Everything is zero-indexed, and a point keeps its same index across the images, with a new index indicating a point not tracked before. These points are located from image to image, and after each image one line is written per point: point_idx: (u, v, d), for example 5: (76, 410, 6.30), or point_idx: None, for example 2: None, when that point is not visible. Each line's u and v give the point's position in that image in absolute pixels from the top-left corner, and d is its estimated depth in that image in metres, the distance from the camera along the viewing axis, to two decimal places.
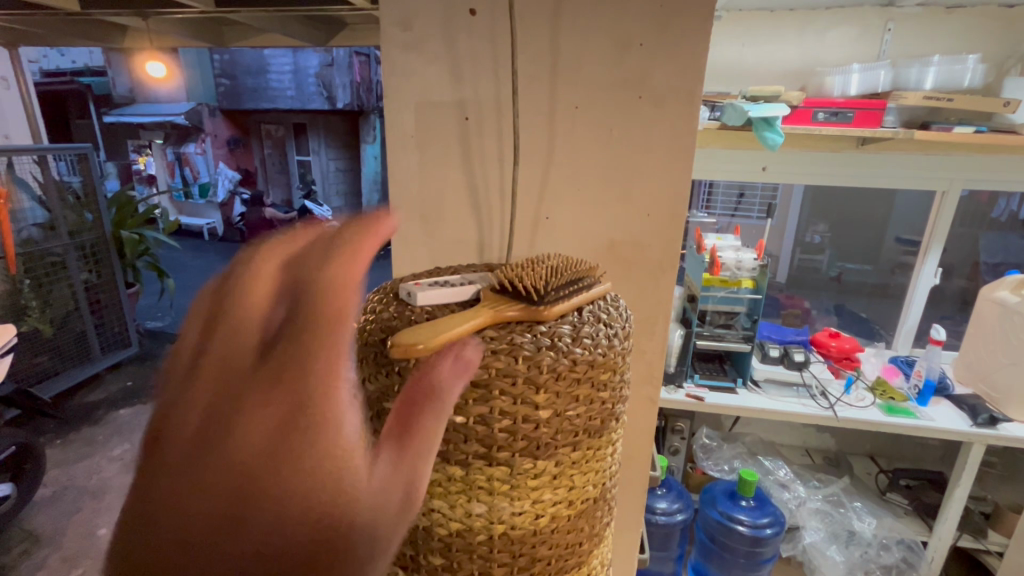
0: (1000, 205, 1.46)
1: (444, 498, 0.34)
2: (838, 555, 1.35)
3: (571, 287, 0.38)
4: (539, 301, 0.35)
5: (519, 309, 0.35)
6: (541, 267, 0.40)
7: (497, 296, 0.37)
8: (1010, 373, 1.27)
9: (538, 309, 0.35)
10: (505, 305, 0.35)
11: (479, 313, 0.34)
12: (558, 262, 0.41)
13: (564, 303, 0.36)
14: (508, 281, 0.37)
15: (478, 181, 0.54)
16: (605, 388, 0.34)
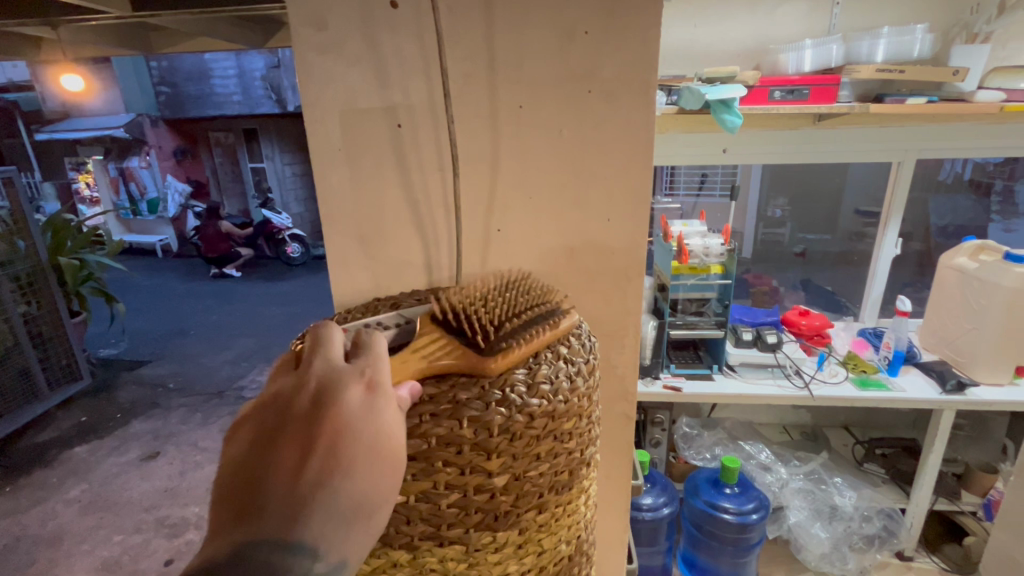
0: (945, 167, 1.47)
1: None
2: (823, 531, 1.36)
3: (532, 330, 0.35)
4: (488, 352, 0.32)
5: (465, 358, 0.32)
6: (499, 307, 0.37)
7: (445, 336, 0.34)
8: (974, 337, 1.29)
9: (484, 358, 0.32)
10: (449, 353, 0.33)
11: (409, 355, 0.33)
12: (524, 298, 0.38)
13: (518, 349, 0.33)
14: (456, 320, 0.35)
15: (420, 196, 0.48)
16: (570, 437, 0.33)
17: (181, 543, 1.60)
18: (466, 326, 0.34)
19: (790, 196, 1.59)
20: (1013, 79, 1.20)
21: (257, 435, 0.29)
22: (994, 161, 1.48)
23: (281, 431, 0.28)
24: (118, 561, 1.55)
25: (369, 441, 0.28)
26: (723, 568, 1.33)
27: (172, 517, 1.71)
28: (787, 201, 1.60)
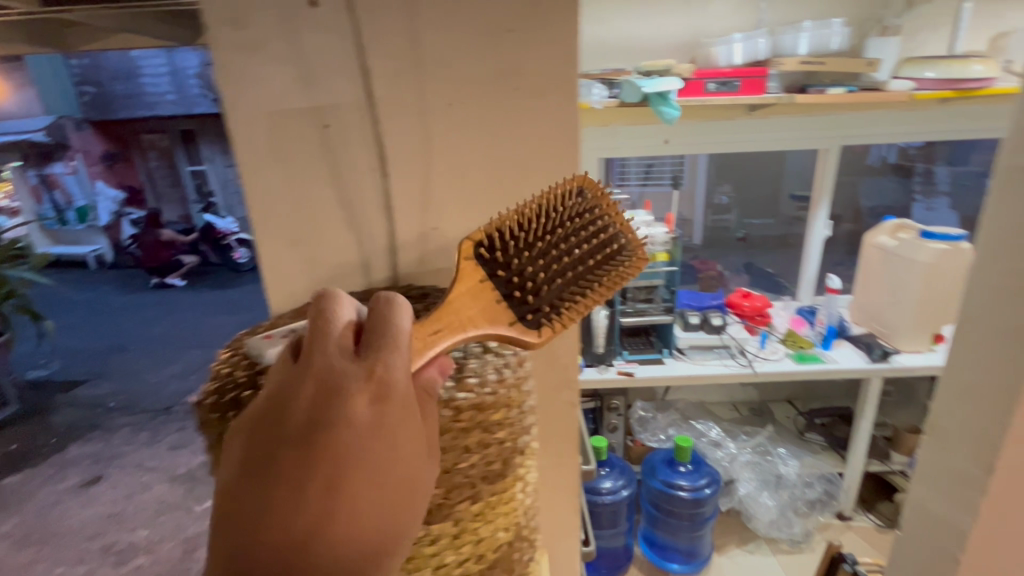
0: (873, 153, 1.57)
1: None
2: (770, 499, 1.44)
3: (582, 286, 0.37)
4: (529, 333, 0.36)
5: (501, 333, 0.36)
6: (557, 251, 0.37)
7: (488, 297, 0.36)
8: (896, 310, 1.40)
9: (519, 340, 0.36)
10: (491, 326, 0.36)
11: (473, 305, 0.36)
12: (587, 231, 0.38)
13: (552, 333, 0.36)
14: (506, 270, 0.37)
15: (355, 198, 0.47)
16: (501, 428, 0.35)
17: None
18: (510, 291, 0.37)
19: (735, 182, 1.63)
20: (919, 69, 1.29)
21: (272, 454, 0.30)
22: (915, 145, 1.58)
23: (283, 452, 0.29)
24: None
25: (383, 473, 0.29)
26: (681, 543, 1.39)
27: None
28: (732, 187, 1.64)
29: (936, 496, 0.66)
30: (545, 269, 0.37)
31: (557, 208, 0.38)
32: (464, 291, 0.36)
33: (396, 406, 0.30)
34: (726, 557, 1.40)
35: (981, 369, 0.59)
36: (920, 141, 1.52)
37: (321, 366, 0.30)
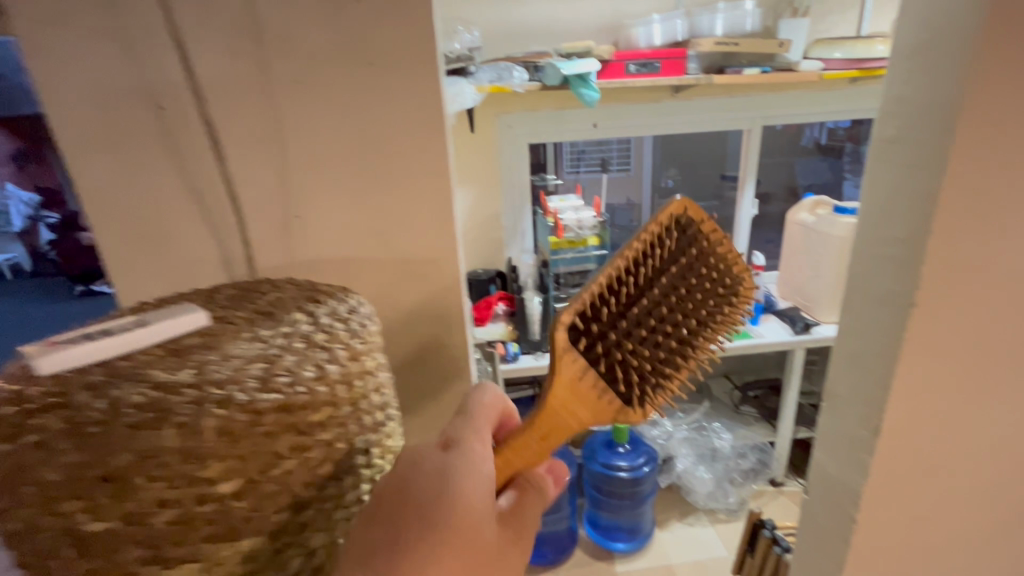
0: (808, 133, 1.63)
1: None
2: (706, 472, 1.48)
3: (698, 344, 0.39)
4: (637, 408, 0.38)
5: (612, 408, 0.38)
6: (665, 314, 0.38)
7: (586, 375, 0.38)
8: (816, 283, 1.45)
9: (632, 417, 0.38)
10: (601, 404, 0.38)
11: (574, 399, 0.38)
12: (692, 283, 0.39)
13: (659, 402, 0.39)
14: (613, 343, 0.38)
15: (201, 184, 0.43)
16: (325, 425, 0.28)
17: None
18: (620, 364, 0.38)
19: (679, 166, 1.63)
20: (828, 49, 1.33)
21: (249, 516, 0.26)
22: (843, 126, 1.64)
23: (262, 494, 0.26)
24: None
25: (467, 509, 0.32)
26: (623, 520, 1.42)
27: None
28: (677, 170, 1.64)
29: (834, 459, 0.68)
30: (655, 334, 0.38)
31: (655, 272, 0.39)
32: (567, 373, 0.37)
33: (454, 470, 0.32)
34: (668, 532, 1.43)
35: (867, 335, 0.60)
36: (848, 118, 1.60)
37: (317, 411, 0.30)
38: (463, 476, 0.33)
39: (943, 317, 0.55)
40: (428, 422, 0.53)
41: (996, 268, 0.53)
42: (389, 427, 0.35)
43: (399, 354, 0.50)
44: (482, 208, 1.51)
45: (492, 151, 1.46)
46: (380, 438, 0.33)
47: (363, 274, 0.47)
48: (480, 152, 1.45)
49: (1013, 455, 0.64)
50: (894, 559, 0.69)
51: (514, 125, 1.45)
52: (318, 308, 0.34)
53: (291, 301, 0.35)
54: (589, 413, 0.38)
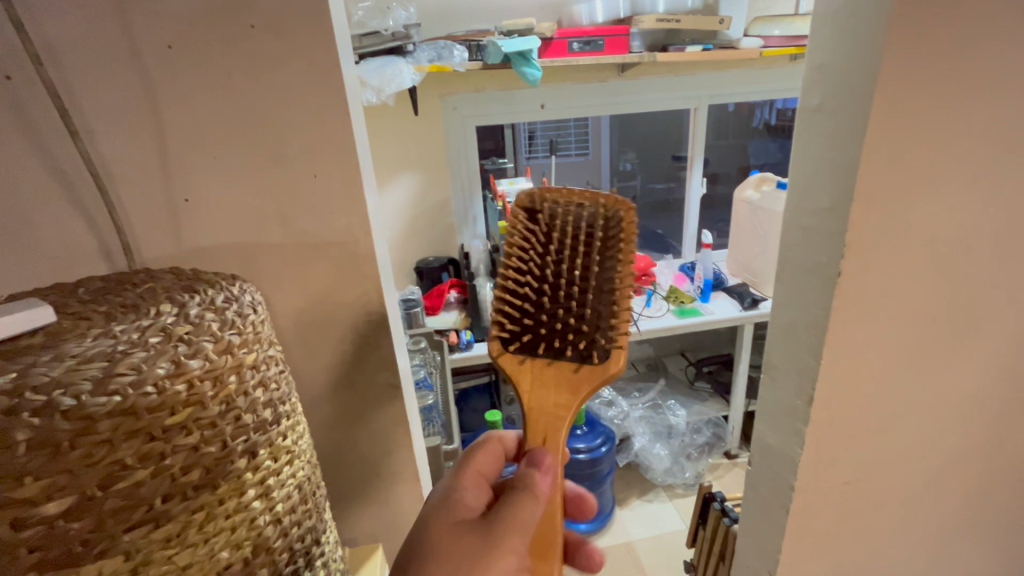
0: (759, 115, 1.66)
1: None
2: (662, 449, 1.51)
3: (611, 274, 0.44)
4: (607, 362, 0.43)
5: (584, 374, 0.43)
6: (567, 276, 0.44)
7: (541, 374, 0.44)
8: (762, 258, 1.48)
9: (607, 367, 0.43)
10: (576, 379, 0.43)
11: (549, 395, 0.43)
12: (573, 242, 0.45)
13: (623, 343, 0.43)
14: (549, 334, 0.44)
15: (68, 165, 0.38)
16: (187, 427, 0.25)
17: None
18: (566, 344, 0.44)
19: (638, 150, 1.66)
20: (768, 27, 1.35)
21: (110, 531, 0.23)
22: (792, 106, 1.67)
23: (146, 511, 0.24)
24: None
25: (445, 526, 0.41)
26: None
27: None
28: (636, 154, 1.67)
29: (773, 430, 0.69)
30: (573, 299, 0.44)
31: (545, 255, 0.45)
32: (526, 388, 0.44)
33: (427, 511, 0.43)
34: (628, 509, 1.45)
35: (798, 305, 0.61)
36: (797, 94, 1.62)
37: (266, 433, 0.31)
38: (432, 511, 0.42)
39: (868, 285, 0.55)
40: (353, 413, 0.51)
41: (917, 234, 0.54)
42: (281, 426, 0.32)
43: (316, 343, 0.47)
44: (430, 193, 1.46)
45: (437, 134, 1.41)
46: (268, 438, 0.30)
47: (267, 260, 0.44)
48: (425, 136, 1.40)
49: (939, 417, 0.66)
50: (830, 522, 0.71)
51: (458, 107, 1.42)
52: (191, 299, 0.30)
53: (162, 293, 0.31)
54: (569, 395, 0.43)
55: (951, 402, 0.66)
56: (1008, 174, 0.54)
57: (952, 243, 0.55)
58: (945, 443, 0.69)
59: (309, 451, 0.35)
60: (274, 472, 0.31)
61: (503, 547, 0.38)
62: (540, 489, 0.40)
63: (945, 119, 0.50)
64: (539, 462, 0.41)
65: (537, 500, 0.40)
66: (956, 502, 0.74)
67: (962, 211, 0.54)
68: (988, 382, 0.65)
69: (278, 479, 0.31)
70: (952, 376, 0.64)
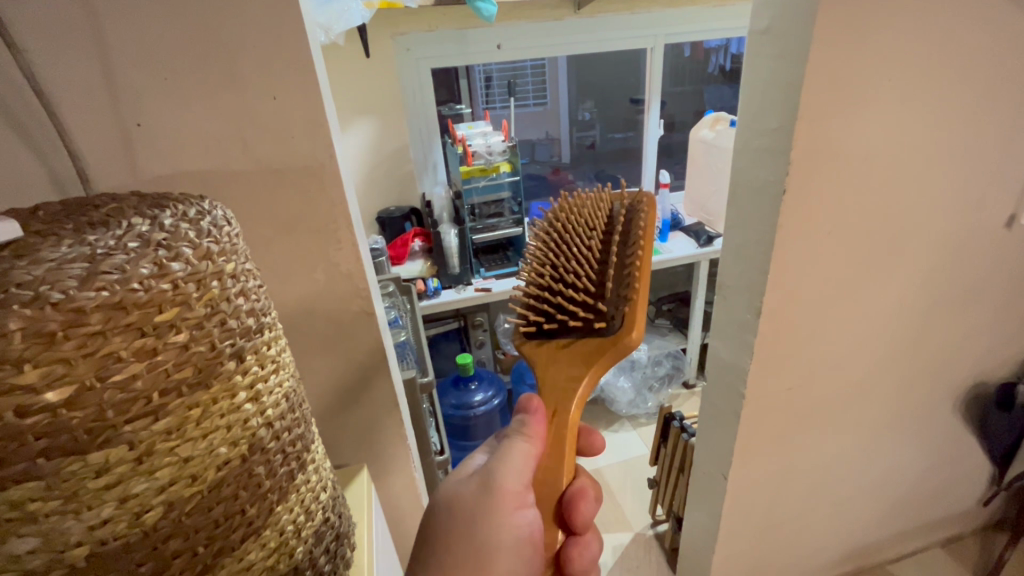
0: (713, 60, 1.67)
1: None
2: (626, 382, 1.60)
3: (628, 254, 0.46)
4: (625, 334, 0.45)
5: (596, 345, 0.47)
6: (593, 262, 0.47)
7: (557, 353, 0.48)
8: (717, 197, 1.53)
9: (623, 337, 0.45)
10: (590, 350, 0.47)
11: (564, 372, 0.47)
12: (597, 234, 0.48)
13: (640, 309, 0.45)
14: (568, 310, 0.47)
15: (5, 87, 0.37)
16: (176, 327, 0.26)
17: None
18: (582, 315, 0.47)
19: (596, 99, 1.66)
20: None
21: (112, 424, 0.24)
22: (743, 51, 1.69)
23: (148, 411, 0.25)
24: None
25: (456, 490, 0.47)
26: None
27: None
28: (594, 103, 1.68)
29: (726, 345, 0.75)
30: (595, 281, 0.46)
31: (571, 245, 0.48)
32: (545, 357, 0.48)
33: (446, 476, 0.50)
34: None
35: (748, 224, 0.65)
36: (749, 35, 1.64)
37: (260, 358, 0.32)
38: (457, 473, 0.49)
39: (810, 202, 0.60)
40: (329, 341, 0.52)
41: (854, 153, 0.58)
42: (265, 337, 0.33)
43: (287, 272, 0.48)
44: (387, 140, 1.43)
45: (392, 77, 1.36)
46: (253, 345, 0.31)
47: (229, 187, 0.43)
48: (379, 80, 1.35)
49: (870, 326, 0.74)
50: (775, 425, 0.78)
51: (412, 48, 1.37)
52: (162, 213, 0.30)
53: (129, 210, 0.31)
54: (577, 356, 0.47)
55: (881, 311, 0.73)
56: (936, 94, 0.58)
57: (885, 161, 0.60)
58: (874, 350, 0.76)
59: (294, 365, 0.37)
60: (262, 379, 0.32)
61: (500, 491, 0.44)
62: (532, 431, 0.45)
63: (881, 38, 0.52)
64: (528, 407, 0.46)
65: (531, 441, 0.45)
66: (881, 402, 0.83)
67: (894, 130, 0.58)
68: (911, 293, 0.73)
69: (265, 386, 0.32)
70: (882, 287, 0.70)
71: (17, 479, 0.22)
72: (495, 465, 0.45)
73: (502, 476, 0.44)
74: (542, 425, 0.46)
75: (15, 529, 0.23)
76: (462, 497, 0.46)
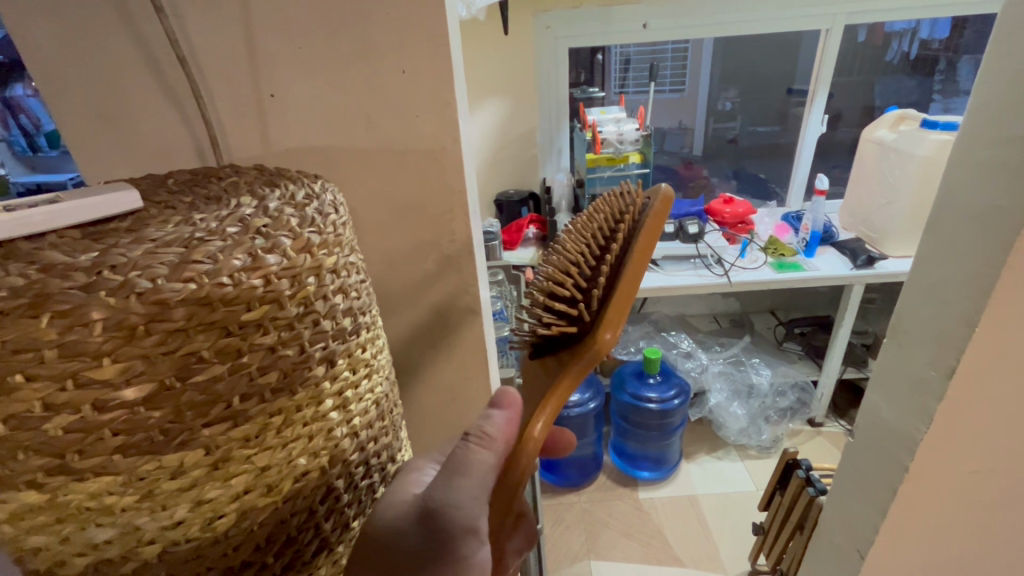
0: (893, 47, 1.39)
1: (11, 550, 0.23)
2: (740, 409, 1.43)
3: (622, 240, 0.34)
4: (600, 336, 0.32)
5: (567, 353, 0.34)
6: (579, 257, 0.35)
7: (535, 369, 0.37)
8: (887, 212, 1.28)
9: (596, 338, 0.33)
10: (559, 361, 0.35)
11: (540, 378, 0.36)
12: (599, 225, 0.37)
13: (617, 304, 0.32)
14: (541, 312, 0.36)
15: (160, 52, 0.38)
16: (263, 329, 0.23)
17: None
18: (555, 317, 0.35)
19: (741, 86, 1.45)
20: None
21: (189, 429, 0.22)
22: (939, 36, 1.38)
23: (224, 416, 0.23)
24: None
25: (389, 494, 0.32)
26: (650, 450, 1.40)
27: None
28: (738, 92, 1.47)
29: (892, 402, 0.60)
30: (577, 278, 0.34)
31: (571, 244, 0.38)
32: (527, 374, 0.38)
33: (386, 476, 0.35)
34: (694, 464, 1.41)
35: (955, 258, 0.50)
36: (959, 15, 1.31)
37: (352, 368, 0.29)
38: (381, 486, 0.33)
39: None
40: (427, 334, 0.49)
41: None
42: (361, 339, 0.30)
43: (395, 257, 0.45)
44: (515, 122, 1.39)
45: (529, 55, 1.31)
46: (347, 348, 0.28)
47: (350, 164, 0.41)
48: (517, 58, 1.31)
49: None
50: (946, 512, 0.61)
51: (552, 26, 1.31)
52: (271, 194, 0.28)
53: (244, 188, 0.29)
54: (552, 365, 0.35)
55: None
56: None
57: None
58: None
59: (388, 367, 0.34)
60: (353, 385, 0.29)
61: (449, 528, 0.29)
62: (496, 432, 0.31)
63: None
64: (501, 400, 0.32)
65: (489, 446, 0.30)
66: None
67: None
68: None
69: (356, 392, 0.29)
70: None
71: (95, 472, 0.21)
72: (448, 491, 0.30)
73: (457, 511, 0.29)
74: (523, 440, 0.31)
75: (93, 519, 0.22)
76: (392, 533, 0.30)
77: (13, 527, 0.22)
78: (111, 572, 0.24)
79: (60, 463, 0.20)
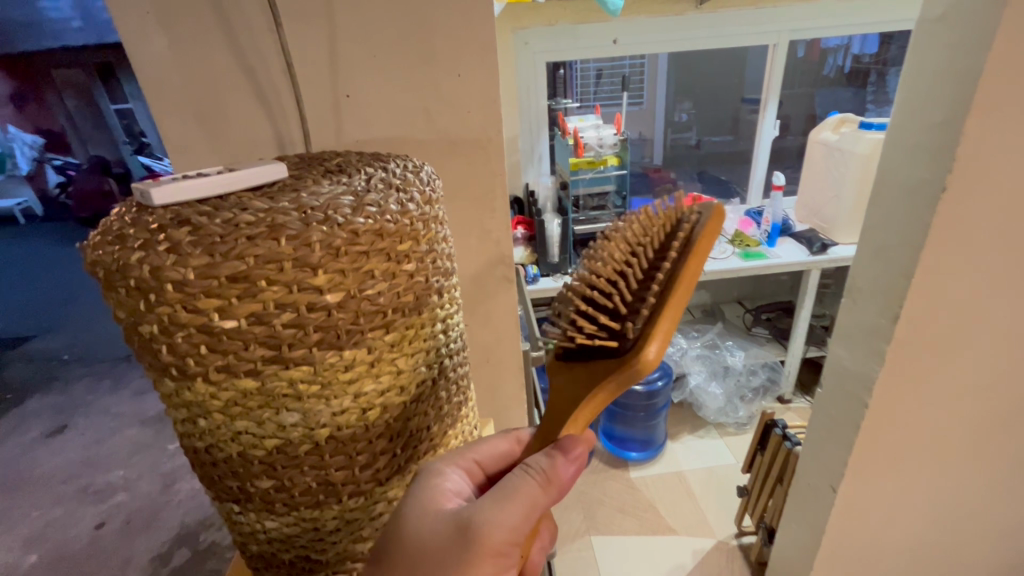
0: (829, 61, 1.57)
1: (215, 435, 0.30)
2: (718, 388, 1.55)
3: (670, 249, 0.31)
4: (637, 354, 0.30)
5: (602, 367, 0.32)
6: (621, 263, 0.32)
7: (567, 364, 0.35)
8: (835, 205, 1.44)
9: (637, 355, 0.30)
10: (592, 373, 0.33)
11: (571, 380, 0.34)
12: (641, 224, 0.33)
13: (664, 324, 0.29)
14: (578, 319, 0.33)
15: (254, 61, 0.45)
16: (407, 258, 0.30)
17: (111, 505, 1.33)
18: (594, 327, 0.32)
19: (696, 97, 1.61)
20: None
21: (362, 328, 0.29)
22: (869, 51, 1.56)
23: (375, 330, 0.30)
24: (43, 533, 1.28)
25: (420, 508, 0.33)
26: (637, 432, 1.49)
27: (95, 483, 1.39)
28: (692, 103, 1.63)
29: (851, 351, 0.71)
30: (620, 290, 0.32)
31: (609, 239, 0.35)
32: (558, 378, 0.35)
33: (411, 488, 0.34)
34: (680, 443, 1.51)
35: (892, 223, 0.62)
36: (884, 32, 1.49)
37: (451, 302, 0.37)
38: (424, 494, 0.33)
39: (971, 199, 0.55)
40: (468, 302, 0.57)
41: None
42: (453, 280, 0.38)
43: None
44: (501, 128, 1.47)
45: (510, 67, 1.42)
46: (449, 284, 0.36)
47: (410, 152, 0.49)
48: (504, 69, 1.42)
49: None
50: (902, 441, 0.73)
51: (530, 42, 1.42)
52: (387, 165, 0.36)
53: (358, 163, 0.37)
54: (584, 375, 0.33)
55: None
56: None
57: None
58: None
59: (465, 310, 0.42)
60: (451, 314, 0.37)
61: (492, 544, 0.31)
62: (556, 477, 0.32)
63: None
64: (567, 448, 0.33)
65: (544, 484, 0.32)
66: None
67: None
68: None
69: (453, 321, 0.37)
70: None
71: (297, 362, 0.28)
72: (488, 516, 0.31)
73: (495, 534, 0.31)
74: (565, 470, 0.33)
75: (287, 404, 0.29)
76: (432, 539, 0.32)
77: (226, 411, 0.29)
78: (290, 451, 0.31)
79: (278, 351, 0.27)
